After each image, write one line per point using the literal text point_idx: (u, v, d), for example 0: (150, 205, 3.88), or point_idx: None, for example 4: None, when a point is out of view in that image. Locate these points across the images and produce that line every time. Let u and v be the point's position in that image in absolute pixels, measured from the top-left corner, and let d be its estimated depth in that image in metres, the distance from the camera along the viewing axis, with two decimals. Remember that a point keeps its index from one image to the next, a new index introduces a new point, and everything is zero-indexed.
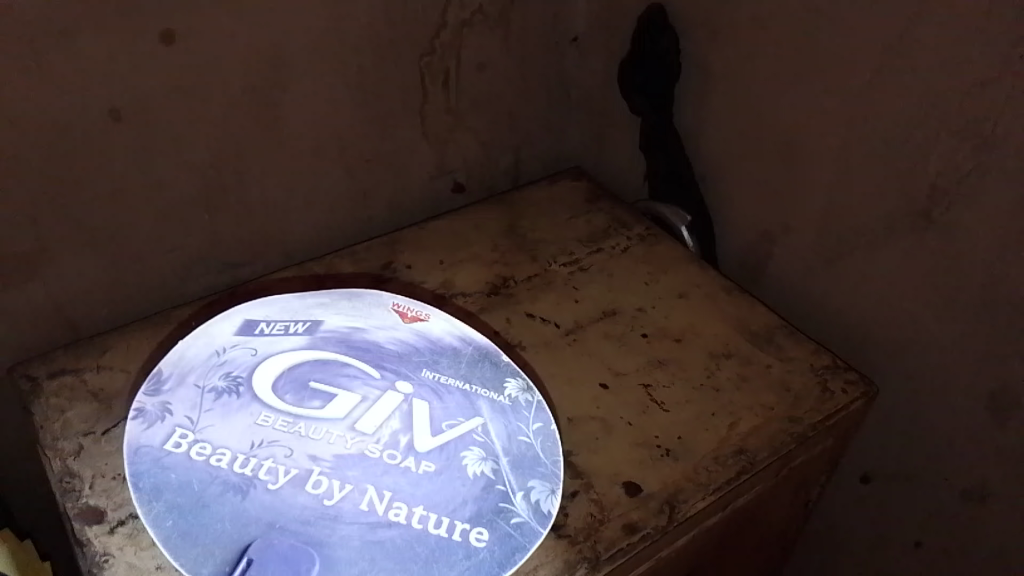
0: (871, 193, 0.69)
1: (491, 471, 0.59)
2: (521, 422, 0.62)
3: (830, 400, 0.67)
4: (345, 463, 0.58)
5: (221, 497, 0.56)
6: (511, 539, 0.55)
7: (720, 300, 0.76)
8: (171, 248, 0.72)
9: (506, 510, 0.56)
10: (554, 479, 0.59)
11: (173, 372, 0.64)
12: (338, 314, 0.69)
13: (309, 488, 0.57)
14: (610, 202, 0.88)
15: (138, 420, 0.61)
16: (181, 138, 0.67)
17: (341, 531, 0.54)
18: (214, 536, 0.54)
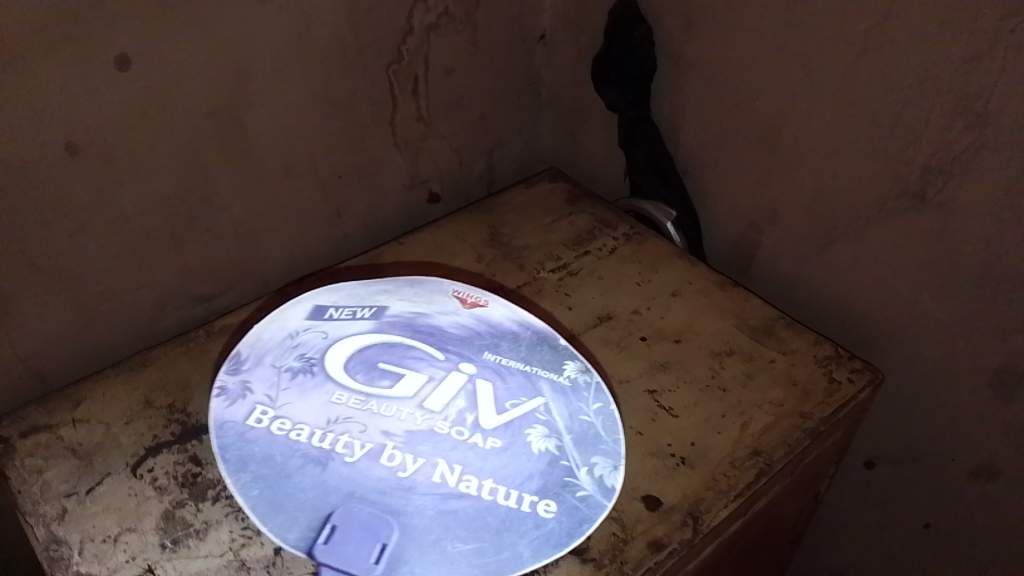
0: (862, 178, 0.68)
1: (555, 446, 0.59)
2: (583, 402, 0.63)
3: (838, 391, 0.66)
4: (416, 438, 0.59)
5: (303, 468, 0.57)
6: (578, 511, 0.56)
7: (715, 296, 0.75)
8: (140, 285, 0.68)
9: (571, 484, 0.57)
10: (616, 456, 0.60)
11: (251, 353, 0.66)
12: (401, 299, 0.70)
13: (384, 461, 0.58)
14: (592, 200, 0.85)
15: (221, 398, 0.62)
16: (144, 168, 0.63)
17: (416, 501, 0.55)
18: (298, 504, 0.55)
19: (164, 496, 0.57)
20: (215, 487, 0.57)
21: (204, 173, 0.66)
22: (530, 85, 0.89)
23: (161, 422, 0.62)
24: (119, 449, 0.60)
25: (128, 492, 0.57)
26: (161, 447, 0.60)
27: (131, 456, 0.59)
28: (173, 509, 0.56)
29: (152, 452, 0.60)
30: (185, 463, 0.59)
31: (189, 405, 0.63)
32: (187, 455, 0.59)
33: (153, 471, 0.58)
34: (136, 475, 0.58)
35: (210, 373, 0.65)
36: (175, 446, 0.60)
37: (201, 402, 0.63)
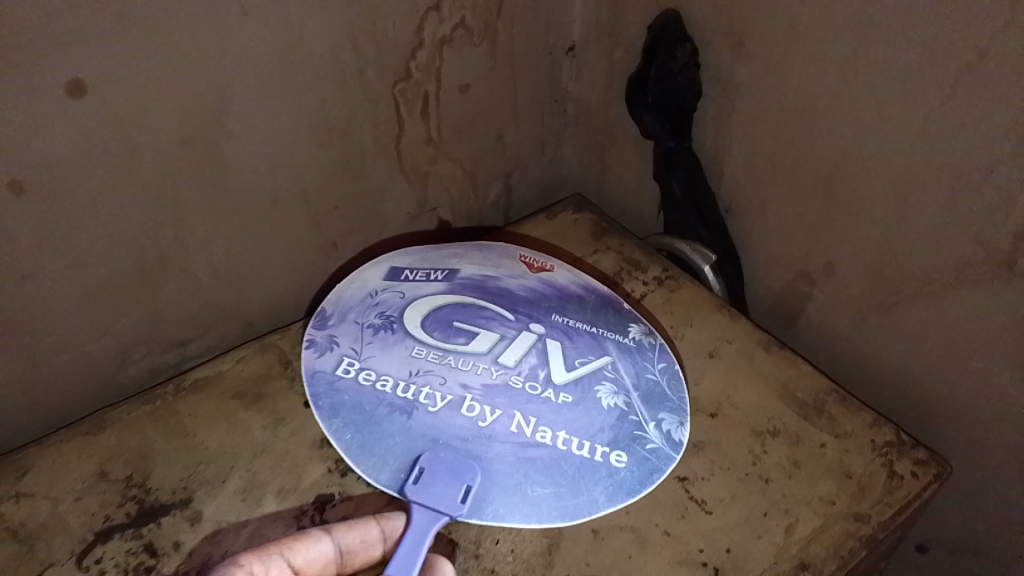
0: (940, 238, 0.58)
1: (624, 403, 0.59)
2: (647, 362, 0.63)
3: (899, 489, 0.57)
4: (494, 392, 0.59)
5: (390, 416, 0.57)
6: (648, 461, 0.56)
7: (757, 359, 0.65)
8: (102, 333, 0.59)
9: (640, 437, 0.57)
10: (682, 412, 0.60)
11: (335, 309, 0.64)
12: (472, 263, 0.69)
13: (464, 412, 0.58)
14: (619, 236, 0.76)
15: (309, 350, 0.62)
16: (102, 205, 0.54)
17: (496, 449, 0.55)
18: (388, 448, 0.56)
19: None
20: None
21: (175, 209, 0.58)
22: (555, 101, 0.79)
23: (115, 500, 0.54)
24: (66, 533, 0.52)
25: None
26: (112, 532, 0.52)
27: (77, 542, 0.52)
28: None
29: (102, 538, 0.52)
30: (138, 553, 0.51)
31: (149, 479, 0.55)
32: (142, 543, 0.52)
33: (101, 563, 0.51)
34: (81, 567, 0.50)
35: (176, 438, 0.58)
36: (129, 531, 0.52)
37: (162, 476, 0.55)
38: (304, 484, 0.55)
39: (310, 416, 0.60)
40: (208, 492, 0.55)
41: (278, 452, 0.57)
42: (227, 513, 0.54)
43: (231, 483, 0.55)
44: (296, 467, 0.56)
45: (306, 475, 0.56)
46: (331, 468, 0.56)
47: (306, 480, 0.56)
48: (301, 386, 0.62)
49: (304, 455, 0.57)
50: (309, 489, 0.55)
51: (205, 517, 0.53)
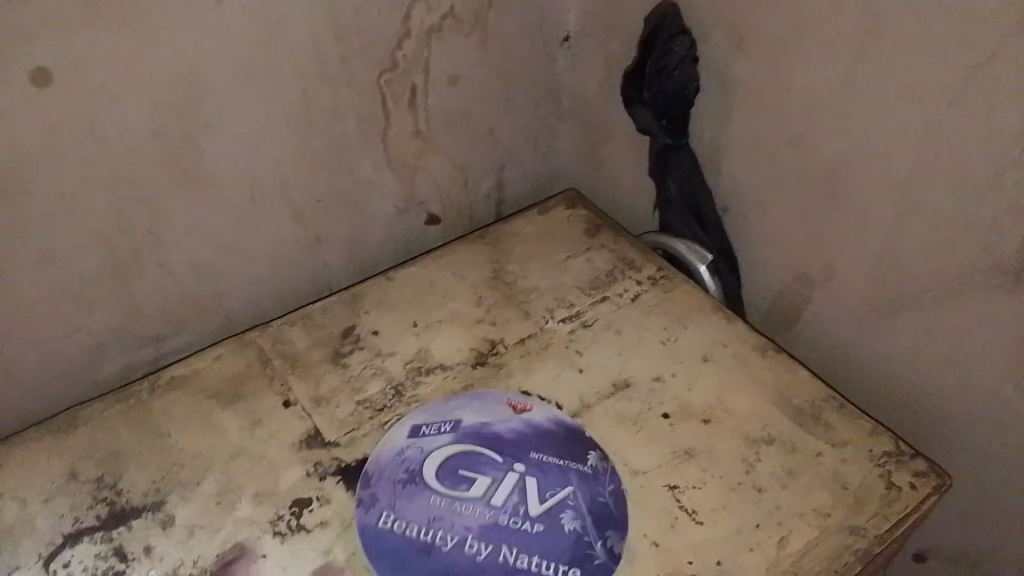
0: (943, 242, 0.56)
1: (583, 541, 0.52)
2: (602, 492, 0.54)
3: (897, 501, 0.55)
4: (477, 540, 0.51)
5: (386, 512, 0.52)
6: (598, 564, 0.51)
7: (753, 364, 0.63)
8: (75, 329, 0.58)
9: (588, 555, 0.51)
10: (625, 526, 0.53)
11: (332, 393, 0.60)
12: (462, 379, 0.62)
13: (449, 540, 0.51)
14: (614, 234, 0.74)
15: (328, 428, 0.58)
16: (72, 198, 0.52)
17: (479, 572, 0.50)
18: (385, 537, 0.51)
19: None
20: None
21: (150, 202, 0.56)
22: (550, 94, 0.77)
23: (85, 501, 0.52)
24: (33, 536, 0.51)
25: None
26: (82, 534, 0.51)
27: (44, 545, 0.50)
28: None
29: (70, 541, 0.50)
30: (107, 558, 0.50)
31: (121, 480, 0.53)
32: (112, 547, 0.50)
33: (69, 567, 0.49)
34: (48, 571, 0.49)
35: (150, 439, 0.56)
36: (98, 534, 0.51)
37: (135, 477, 0.54)
38: (281, 489, 0.54)
39: (289, 417, 0.58)
40: (181, 495, 0.53)
41: (255, 454, 0.56)
42: (201, 518, 0.52)
43: (206, 486, 0.54)
44: (273, 471, 0.55)
45: (284, 478, 0.54)
46: (309, 471, 0.55)
47: (283, 484, 0.54)
48: (281, 386, 0.60)
49: (282, 459, 0.55)
50: (286, 494, 0.54)
51: (178, 521, 0.52)
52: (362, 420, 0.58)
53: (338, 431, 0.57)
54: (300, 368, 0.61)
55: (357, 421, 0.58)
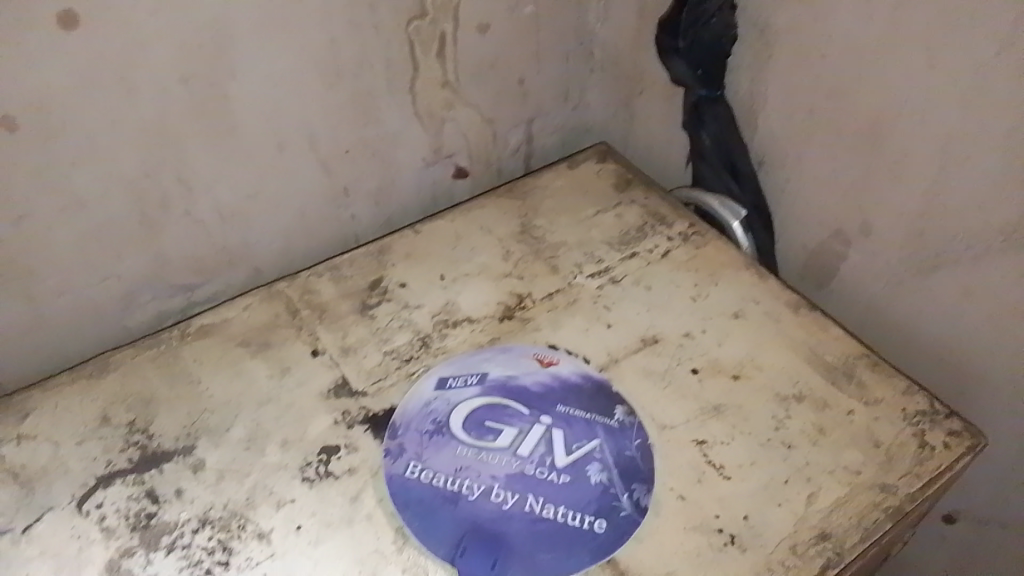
0: (987, 197, 0.54)
1: (608, 494, 0.51)
2: (627, 446, 0.54)
3: (931, 460, 0.54)
4: (502, 490, 0.51)
5: (412, 459, 0.53)
6: (620, 521, 0.50)
7: (786, 322, 0.62)
8: (105, 276, 0.58)
9: (611, 507, 0.51)
10: (650, 479, 0.52)
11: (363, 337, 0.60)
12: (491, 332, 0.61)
13: (474, 489, 0.51)
14: (645, 188, 0.73)
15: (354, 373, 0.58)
16: (100, 143, 0.52)
17: (504, 518, 0.50)
18: (410, 482, 0.51)
19: (111, 541, 0.49)
20: (170, 534, 0.49)
21: (178, 149, 0.56)
22: (581, 45, 0.75)
23: (117, 445, 0.53)
24: (67, 477, 0.51)
25: (71, 534, 0.49)
26: (114, 477, 0.51)
27: (78, 487, 0.51)
28: (119, 558, 0.48)
29: (103, 483, 0.51)
30: (139, 500, 0.50)
31: (152, 425, 0.54)
32: (143, 489, 0.51)
33: (102, 508, 0.50)
34: (82, 512, 0.50)
35: (180, 385, 0.56)
36: (131, 477, 0.51)
37: (165, 422, 0.54)
38: (308, 436, 0.54)
39: (317, 366, 0.58)
40: (211, 440, 0.54)
41: (283, 402, 0.56)
42: (230, 463, 0.52)
43: (235, 432, 0.54)
44: (301, 419, 0.55)
45: (312, 426, 0.55)
46: (337, 420, 0.55)
47: (311, 431, 0.54)
48: (308, 336, 0.60)
49: (310, 407, 0.56)
50: (315, 441, 0.54)
51: (208, 466, 0.52)
52: (389, 371, 0.58)
53: (365, 381, 0.57)
54: (327, 319, 0.61)
55: (384, 371, 0.58)
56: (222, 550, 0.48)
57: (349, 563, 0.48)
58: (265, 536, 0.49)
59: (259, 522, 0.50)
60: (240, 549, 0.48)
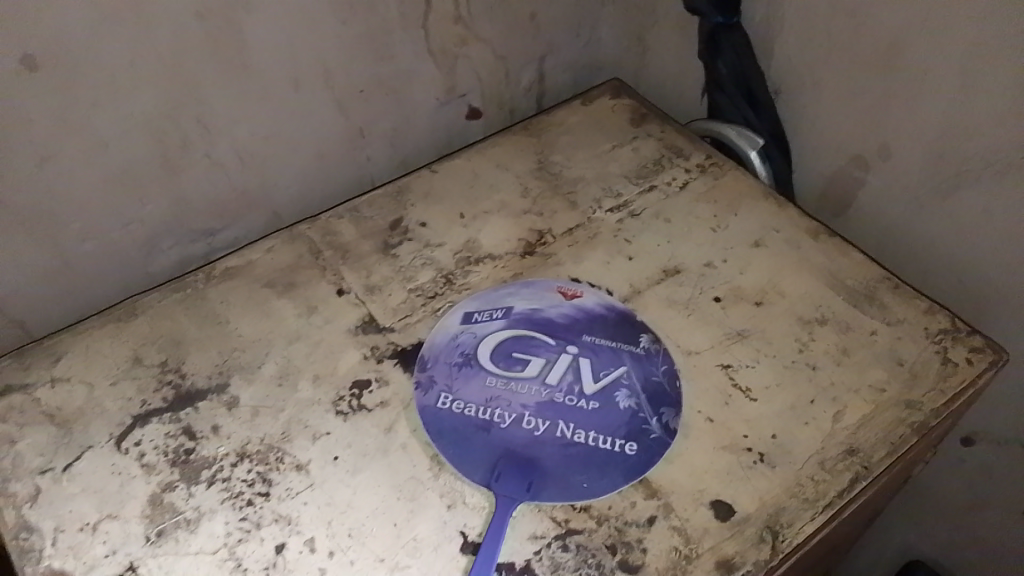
0: (1007, 113, 0.54)
1: (637, 419, 0.52)
2: (654, 371, 0.54)
3: (954, 376, 0.55)
4: (533, 417, 0.52)
5: (443, 390, 0.53)
6: (651, 443, 0.51)
7: (806, 248, 0.62)
8: (128, 220, 0.58)
9: (641, 431, 0.51)
10: (677, 401, 0.53)
11: (388, 275, 0.60)
12: (514, 268, 0.62)
13: (506, 417, 0.52)
14: (660, 122, 0.72)
15: (380, 310, 0.58)
16: (119, 82, 0.52)
17: (536, 444, 0.51)
18: (441, 412, 0.52)
19: (152, 475, 0.49)
20: (210, 468, 0.50)
21: (196, 88, 0.55)
22: None
23: (150, 384, 0.54)
24: (103, 417, 0.52)
25: (111, 470, 0.49)
26: (150, 416, 0.52)
27: (115, 426, 0.52)
28: (161, 492, 0.49)
29: (140, 422, 0.52)
30: (176, 436, 0.51)
31: (184, 364, 0.55)
32: (180, 427, 0.52)
33: (141, 446, 0.51)
34: (121, 450, 0.50)
35: (209, 325, 0.57)
36: (167, 415, 0.52)
37: (197, 362, 0.55)
38: (339, 371, 0.55)
39: (343, 304, 0.59)
40: (243, 378, 0.54)
41: (313, 339, 0.56)
42: (264, 399, 0.53)
43: (267, 369, 0.55)
44: (331, 355, 0.56)
45: (342, 362, 0.55)
46: (366, 355, 0.56)
47: (342, 367, 0.55)
48: (333, 275, 0.60)
49: (339, 343, 0.56)
50: (346, 376, 0.54)
51: (242, 403, 0.53)
52: (415, 307, 0.59)
53: (392, 317, 0.58)
54: (351, 258, 0.61)
55: (411, 307, 0.59)
56: (262, 481, 0.49)
57: (388, 490, 0.49)
58: (303, 468, 0.50)
59: (296, 454, 0.50)
60: (279, 481, 0.49)
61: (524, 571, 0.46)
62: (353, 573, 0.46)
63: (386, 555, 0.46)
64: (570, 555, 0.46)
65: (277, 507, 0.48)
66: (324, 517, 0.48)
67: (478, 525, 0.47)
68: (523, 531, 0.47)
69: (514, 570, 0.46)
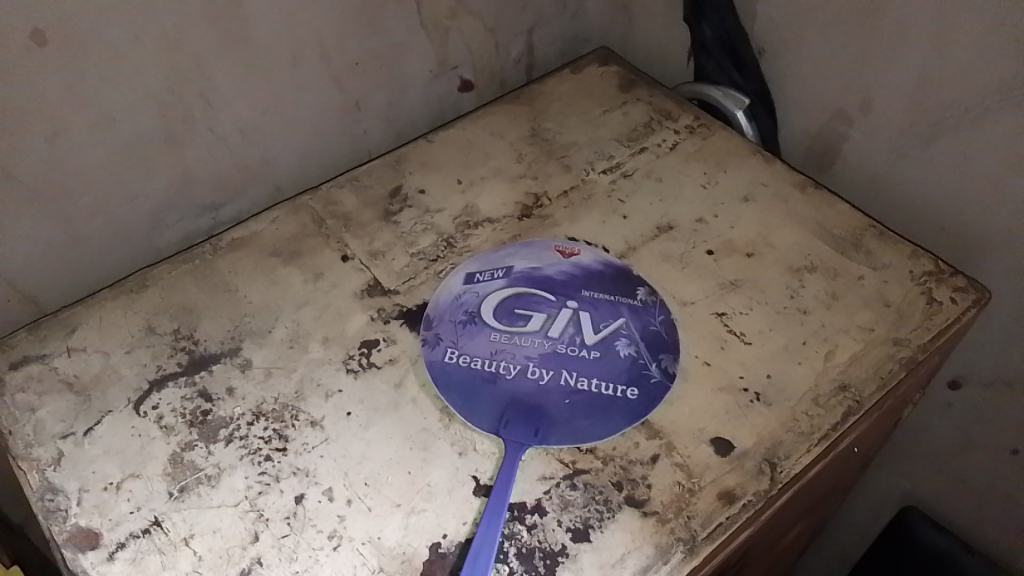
0: (983, 59, 0.56)
1: (638, 366, 0.54)
2: (652, 321, 0.56)
3: (939, 314, 0.57)
4: (538, 367, 0.54)
5: (449, 345, 0.55)
6: (652, 387, 0.53)
7: (794, 201, 0.64)
8: (135, 196, 0.60)
9: (642, 376, 0.53)
10: (675, 348, 0.55)
11: (390, 241, 0.62)
12: (513, 231, 0.63)
13: (512, 368, 0.54)
14: (648, 87, 0.74)
15: (384, 275, 0.60)
16: (123, 56, 0.53)
17: (542, 393, 0.52)
18: (449, 367, 0.54)
19: (171, 436, 0.51)
20: (227, 427, 0.51)
21: (197, 64, 0.57)
22: None
23: (165, 351, 0.55)
24: (120, 383, 0.54)
25: (131, 433, 0.51)
26: (166, 380, 0.54)
27: (133, 391, 0.53)
28: (181, 451, 0.50)
29: (157, 386, 0.53)
30: (193, 399, 0.53)
31: (196, 331, 0.56)
32: (196, 389, 0.53)
33: (158, 409, 0.52)
34: (140, 413, 0.52)
35: (218, 294, 0.59)
36: (182, 379, 0.54)
37: (209, 329, 0.56)
38: (348, 333, 0.57)
39: (348, 270, 0.60)
40: (255, 342, 0.56)
41: (320, 303, 0.58)
42: (276, 361, 0.55)
43: (277, 333, 0.56)
44: (339, 318, 0.57)
45: (349, 324, 0.57)
46: (373, 317, 0.57)
47: (350, 328, 0.57)
48: (337, 243, 0.62)
49: (345, 306, 0.58)
50: (354, 337, 0.56)
51: (255, 365, 0.55)
52: (419, 271, 0.60)
53: (397, 281, 0.60)
54: (353, 227, 0.63)
55: (414, 271, 0.60)
56: (278, 438, 0.51)
57: (400, 441, 0.51)
58: (317, 424, 0.52)
59: (311, 411, 0.52)
60: (296, 436, 0.51)
61: (535, 509, 0.48)
62: (372, 518, 0.47)
63: (402, 500, 0.48)
64: (579, 493, 0.48)
65: (294, 460, 0.50)
66: (341, 469, 0.50)
67: (489, 469, 0.49)
68: (532, 473, 0.49)
69: (525, 509, 0.48)
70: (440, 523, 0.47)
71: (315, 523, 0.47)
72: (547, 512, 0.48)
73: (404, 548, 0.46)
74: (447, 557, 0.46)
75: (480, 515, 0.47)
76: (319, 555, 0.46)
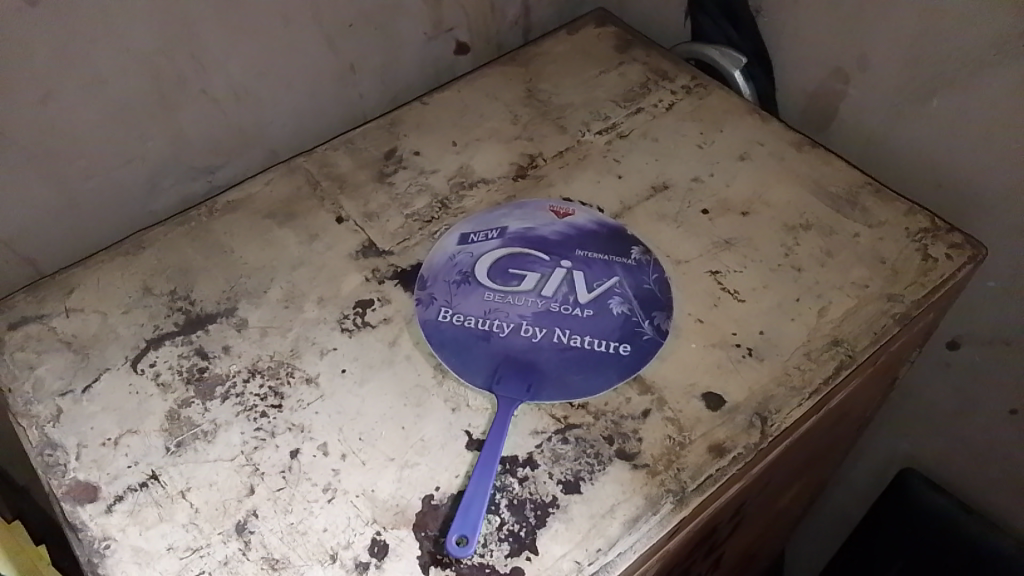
0: (980, 11, 0.55)
1: (631, 323, 0.54)
2: (645, 279, 0.56)
3: (933, 270, 0.57)
4: (531, 324, 0.54)
5: (443, 304, 0.55)
6: (644, 344, 0.53)
7: (790, 160, 0.64)
8: (130, 159, 0.60)
9: (634, 333, 0.53)
10: (668, 306, 0.55)
11: (385, 202, 0.62)
12: (508, 193, 0.63)
13: (506, 326, 0.54)
14: (644, 48, 0.74)
15: (379, 236, 0.60)
16: (113, 18, 0.53)
17: (535, 349, 0.53)
18: (443, 325, 0.54)
19: (168, 393, 0.52)
20: (223, 384, 0.52)
21: (188, 24, 0.57)
22: None
23: (161, 311, 0.56)
24: (117, 342, 0.54)
25: (129, 390, 0.52)
26: (163, 339, 0.54)
27: (130, 350, 0.54)
28: (178, 408, 0.51)
29: (153, 345, 0.54)
30: (189, 357, 0.53)
31: (192, 291, 0.57)
32: (192, 348, 0.54)
33: (155, 366, 0.53)
34: (137, 370, 0.53)
35: (214, 255, 0.59)
36: (179, 338, 0.54)
37: (204, 289, 0.57)
38: (342, 292, 0.57)
39: (343, 231, 0.60)
40: (251, 302, 0.56)
41: (315, 264, 0.58)
42: (272, 320, 0.55)
43: (273, 293, 0.57)
44: (334, 278, 0.58)
45: (344, 284, 0.57)
46: (367, 278, 0.58)
47: (344, 288, 0.57)
48: (331, 205, 0.62)
49: (340, 267, 0.58)
50: (348, 296, 0.57)
51: (251, 324, 0.55)
52: (413, 231, 0.60)
53: (391, 241, 0.60)
54: (348, 189, 0.63)
55: (408, 232, 0.60)
56: (274, 395, 0.51)
57: (394, 398, 0.51)
58: (312, 381, 0.52)
59: (305, 368, 0.53)
60: (291, 393, 0.51)
61: (527, 463, 0.48)
62: (366, 471, 0.48)
63: (396, 454, 0.49)
64: (570, 446, 0.49)
65: (289, 417, 0.50)
66: (336, 424, 0.50)
67: (482, 424, 0.50)
68: (524, 427, 0.50)
69: (516, 462, 0.48)
70: (433, 476, 0.48)
71: (309, 477, 0.48)
72: (538, 465, 0.48)
73: (398, 500, 0.47)
74: (439, 509, 0.46)
75: (473, 469, 0.48)
76: (313, 508, 0.46)
